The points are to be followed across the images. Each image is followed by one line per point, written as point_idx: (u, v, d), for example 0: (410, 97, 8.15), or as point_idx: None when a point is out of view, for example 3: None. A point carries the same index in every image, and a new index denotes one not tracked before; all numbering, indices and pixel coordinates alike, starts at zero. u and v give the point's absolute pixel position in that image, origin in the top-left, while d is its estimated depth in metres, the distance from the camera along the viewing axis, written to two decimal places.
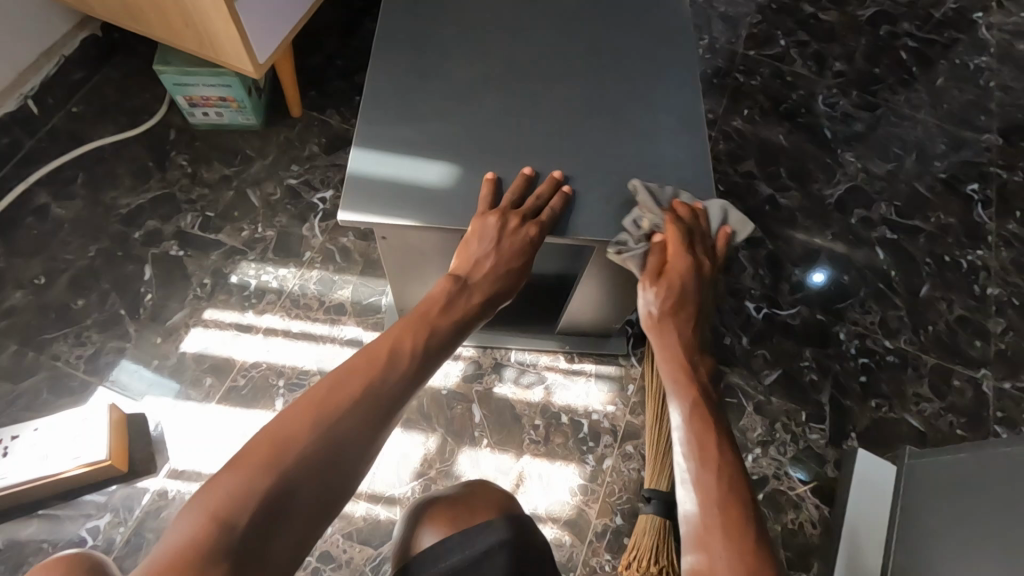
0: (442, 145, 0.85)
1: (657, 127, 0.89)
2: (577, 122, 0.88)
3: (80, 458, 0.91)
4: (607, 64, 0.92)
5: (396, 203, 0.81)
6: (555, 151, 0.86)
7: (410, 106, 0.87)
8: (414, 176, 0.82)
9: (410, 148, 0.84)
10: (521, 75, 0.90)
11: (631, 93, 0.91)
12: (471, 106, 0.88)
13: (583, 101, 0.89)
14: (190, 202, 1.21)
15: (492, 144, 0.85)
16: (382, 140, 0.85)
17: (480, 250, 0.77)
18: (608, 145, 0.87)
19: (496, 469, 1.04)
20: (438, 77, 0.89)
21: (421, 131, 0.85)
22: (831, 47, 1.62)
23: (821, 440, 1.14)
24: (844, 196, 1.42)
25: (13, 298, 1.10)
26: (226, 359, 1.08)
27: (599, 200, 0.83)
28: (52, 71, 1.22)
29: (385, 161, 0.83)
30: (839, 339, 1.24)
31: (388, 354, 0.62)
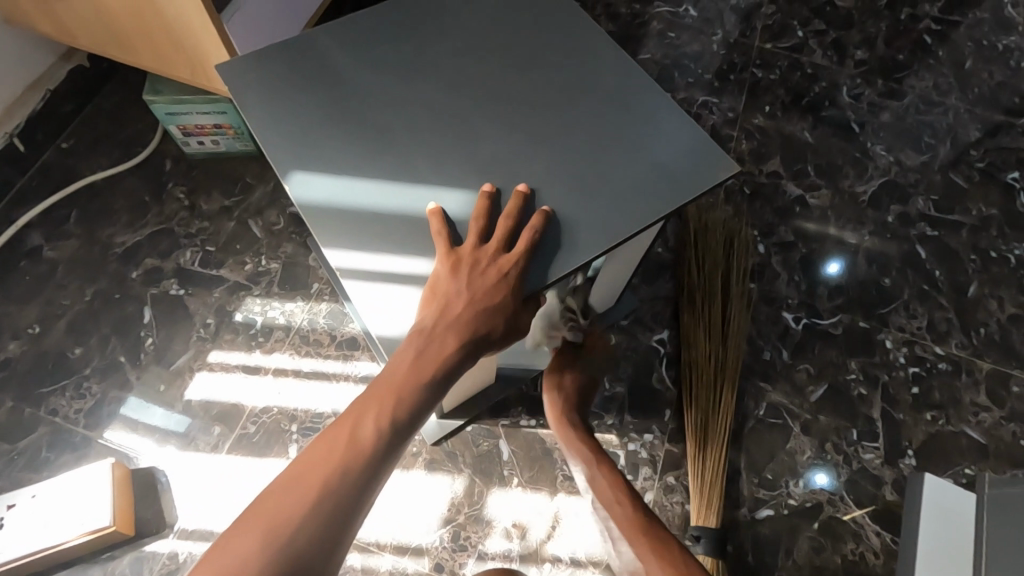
0: (397, 169, 0.71)
1: (656, 166, 0.73)
2: (560, 149, 0.73)
3: (84, 525, 0.84)
4: (609, 84, 0.78)
5: (331, 234, 0.68)
6: (528, 180, 0.71)
7: (340, 106, 0.75)
8: (310, 168, 0.71)
9: (318, 146, 0.72)
10: (501, 93, 0.77)
11: (632, 121, 0.76)
12: (422, 113, 0.75)
13: (572, 123, 0.75)
14: (190, 236, 1.14)
15: (453, 173, 0.71)
16: (325, 155, 0.72)
17: (430, 306, 0.66)
18: (595, 180, 0.72)
19: (531, 510, 0.97)
20: (403, 92, 0.76)
21: (373, 151, 0.72)
22: (850, 34, 1.54)
23: (876, 460, 1.05)
24: (878, 192, 1.33)
25: (8, 349, 1.04)
26: (233, 405, 1.01)
27: (567, 244, 0.68)
28: (39, 105, 1.16)
29: (325, 181, 0.70)
30: (885, 347, 1.16)
31: (348, 442, 0.61)
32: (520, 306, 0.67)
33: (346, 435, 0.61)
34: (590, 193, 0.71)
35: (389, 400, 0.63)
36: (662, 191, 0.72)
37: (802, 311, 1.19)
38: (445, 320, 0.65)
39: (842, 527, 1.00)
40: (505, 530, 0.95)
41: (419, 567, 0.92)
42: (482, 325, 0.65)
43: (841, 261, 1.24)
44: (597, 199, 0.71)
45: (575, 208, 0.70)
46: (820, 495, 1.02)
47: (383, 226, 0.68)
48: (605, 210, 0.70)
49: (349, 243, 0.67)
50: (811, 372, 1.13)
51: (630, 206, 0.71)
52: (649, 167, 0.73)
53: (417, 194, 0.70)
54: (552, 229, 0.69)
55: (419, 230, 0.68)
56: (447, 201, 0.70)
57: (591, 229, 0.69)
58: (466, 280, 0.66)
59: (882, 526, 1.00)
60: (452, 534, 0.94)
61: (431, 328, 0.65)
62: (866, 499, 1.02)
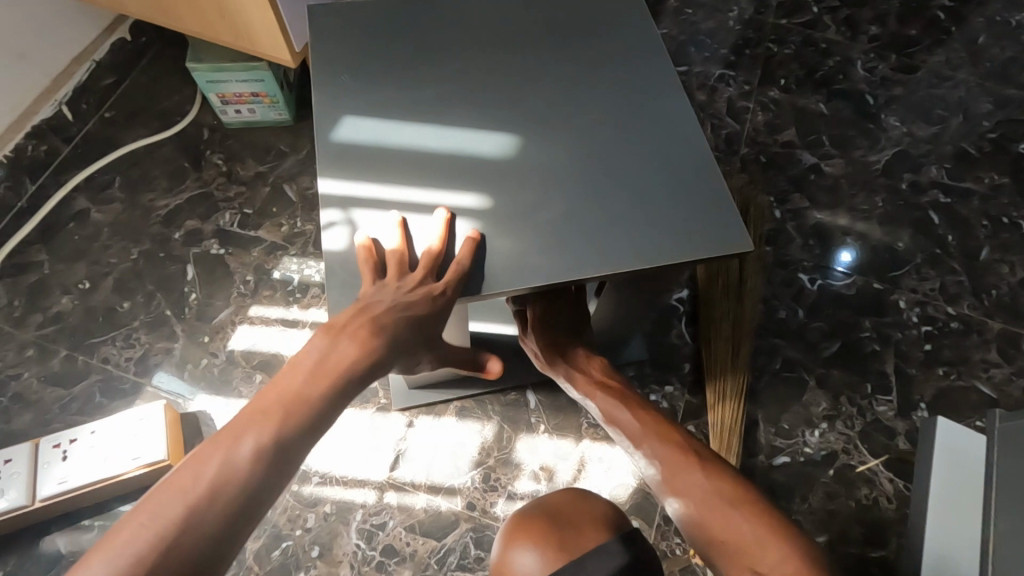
0: (440, 116, 0.74)
1: (684, 136, 0.74)
2: (596, 104, 0.76)
3: (140, 458, 0.89)
4: (647, 48, 0.80)
5: (373, 173, 0.70)
6: (540, 144, 0.73)
7: (368, 65, 0.77)
8: (333, 115, 0.73)
9: (341, 97, 0.74)
10: (542, 52, 0.79)
11: (665, 90, 0.77)
12: (443, 78, 0.76)
13: (597, 87, 0.77)
14: (227, 200, 1.20)
15: (487, 126, 0.73)
16: (370, 102, 0.74)
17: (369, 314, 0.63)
18: (630, 134, 0.74)
19: (556, 454, 1.01)
20: (435, 57, 0.78)
21: (416, 101, 0.75)
22: (863, 11, 1.57)
23: (890, 412, 1.09)
24: (890, 161, 1.37)
25: (59, 303, 1.09)
26: (274, 356, 1.06)
27: (599, 194, 0.70)
28: (84, 76, 1.20)
29: (372, 125, 0.73)
30: (898, 308, 1.19)
31: (251, 423, 0.53)
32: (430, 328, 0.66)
33: (249, 409, 0.55)
34: (625, 146, 0.73)
35: (332, 381, 0.59)
36: (694, 147, 0.74)
37: (817, 273, 1.23)
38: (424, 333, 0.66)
39: (855, 475, 1.04)
40: (533, 472, 1.00)
41: (451, 505, 0.96)
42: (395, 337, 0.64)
43: (853, 251, 1.25)
44: (632, 151, 0.73)
45: (592, 166, 0.72)
46: (835, 445, 1.06)
47: (427, 167, 0.70)
48: (639, 160, 0.73)
49: (364, 180, 0.70)
50: (825, 330, 1.17)
51: (664, 161, 0.73)
52: (664, 146, 0.74)
53: (430, 145, 0.72)
54: (590, 177, 0.71)
55: (444, 175, 0.70)
56: (488, 144, 0.72)
57: (626, 180, 0.71)
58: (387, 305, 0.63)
59: (895, 474, 1.04)
60: (483, 476, 0.99)
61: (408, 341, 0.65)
62: (880, 449, 1.06)
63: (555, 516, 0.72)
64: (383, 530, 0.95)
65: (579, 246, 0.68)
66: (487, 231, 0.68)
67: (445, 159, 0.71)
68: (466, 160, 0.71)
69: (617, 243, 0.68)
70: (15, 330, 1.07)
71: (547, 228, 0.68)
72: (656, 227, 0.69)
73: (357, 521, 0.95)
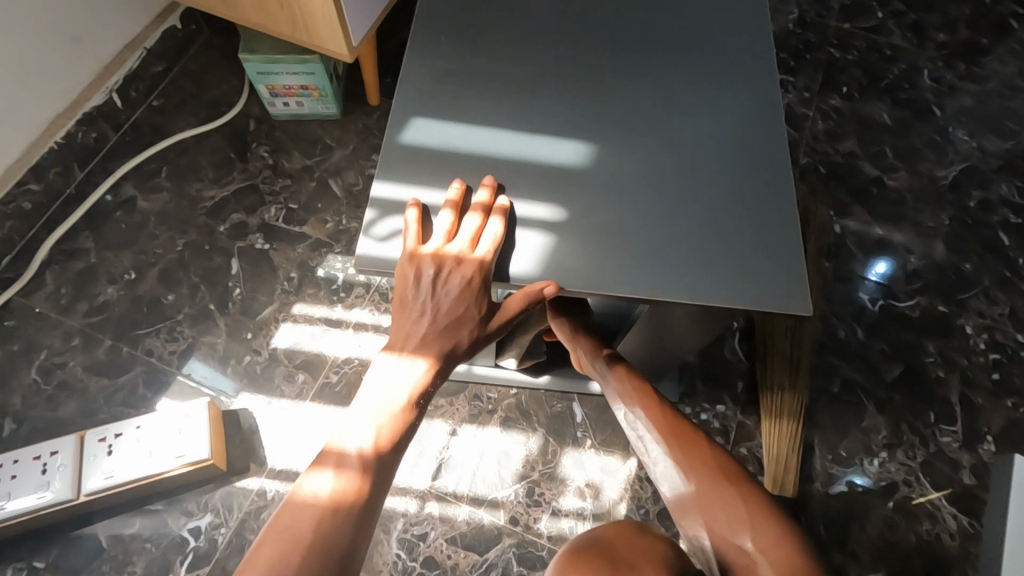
0: (512, 121, 0.70)
1: (767, 158, 0.71)
2: (677, 116, 0.72)
3: (183, 456, 0.88)
4: (731, 65, 0.77)
5: (444, 178, 0.67)
6: (615, 154, 0.69)
7: (440, 66, 0.74)
8: (403, 116, 0.70)
9: (411, 97, 0.72)
10: (622, 62, 0.76)
11: (748, 108, 0.74)
12: (516, 83, 0.73)
13: (680, 100, 0.73)
14: (273, 194, 1.18)
15: (561, 135, 0.70)
16: (440, 103, 0.71)
17: (417, 305, 0.62)
18: (707, 146, 0.71)
19: (602, 471, 0.98)
20: (509, 61, 0.75)
21: (487, 104, 0.71)
22: (931, 16, 1.50)
23: (954, 444, 1.04)
24: (958, 176, 1.30)
25: (106, 292, 1.09)
26: (317, 355, 1.05)
27: (677, 209, 0.67)
28: (134, 65, 1.18)
29: (442, 128, 0.70)
30: (964, 332, 1.13)
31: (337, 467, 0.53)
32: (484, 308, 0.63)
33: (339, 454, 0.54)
34: (703, 159, 0.70)
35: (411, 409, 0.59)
36: (775, 162, 0.70)
37: (878, 292, 1.17)
38: (474, 334, 0.63)
39: (917, 508, 0.99)
40: (578, 489, 0.96)
41: (494, 519, 0.94)
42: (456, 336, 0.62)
43: (888, 261, 1.20)
44: (709, 164, 0.70)
45: (670, 180, 0.68)
46: (895, 475, 1.01)
47: (498, 172, 0.67)
48: (718, 173, 0.69)
49: (430, 183, 0.66)
50: (887, 353, 1.11)
51: (744, 179, 0.69)
52: (746, 166, 0.70)
53: (500, 151, 0.68)
54: (669, 189, 0.68)
55: (516, 182, 0.67)
56: (562, 151, 0.69)
57: (712, 197, 0.68)
58: (430, 293, 0.62)
59: (960, 509, 0.99)
60: (527, 489, 0.96)
61: (462, 348, 0.63)
62: (943, 482, 1.01)
63: (616, 554, 0.62)
64: (424, 541, 0.92)
65: (661, 261, 0.64)
66: (563, 242, 0.64)
67: (515, 166, 0.68)
68: (538, 169, 0.68)
69: (693, 262, 0.64)
70: (62, 317, 1.06)
71: (626, 242, 0.65)
72: (740, 244, 0.65)
73: (398, 530, 0.93)
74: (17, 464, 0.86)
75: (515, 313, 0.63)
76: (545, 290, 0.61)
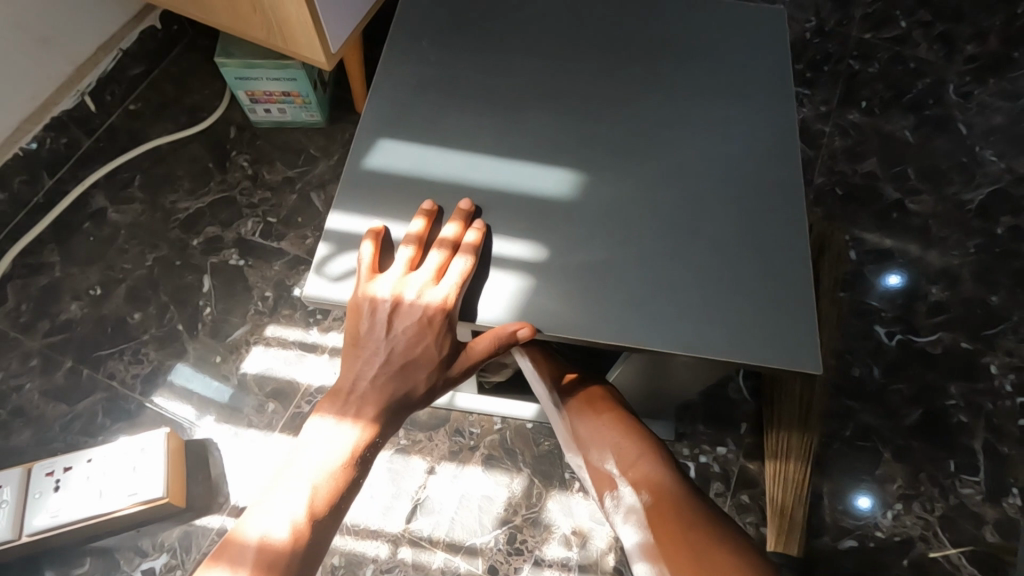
0: (491, 144, 0.63)
1: (778, 191, 0.63)
2: (678, 141, 0.65)
3: (136, 495, 0.82)
4: (741, 82, 0.69)
5: (412, 207, 0.60)
6: (606, 183, 0.62)
7: (417, 80, 0.67)
8: (371, 135, 0.63)
9: (381, 115, 0.64)
10: (618, 79, 0.68)
11: (760, 132, 0.66)
12: (501, 101, 0.66)
13: (681, 123, 0.66)
14: (252, 206, 1.12)
15: (547, 160, 0.62)
16: (412, 123, 0.64)
17: (369, 347, 0.55)
18: (710, 176, 0.63)
19: (591, 518, 0.90)
20: (492, 77, 0.67)
21: (465, 124, 0.64)
22: (959, 27, 1.40)
23: (977, 497, 0.95)
24: (987, 201, 1.21)
25: (70, 309, 1.03)
26: (289, 383, 0.98)
27: (674, 248, 0.59)
28: (110, 66, 1.13)
29: (412, 151, 0.62)
30: (990, 373, 1.05)
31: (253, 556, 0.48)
32: (446, 353, 0.56)
33: (260, 532, 0.49)
34: (704, 191, 0.62)
35: (351, 469, 0.53)
36: (788, 196, 0.62)
37: (897, 327, 1.08)
38: (434, 377, 0.56)
39: (934, 568, 0.91)
40: (564, 537, 0.89)
41: (471, 568, 0.87)
42: (408, 385, 0.55)
43: (907, 291, 1.11)
44: (711, 196, 0.62)
45: (667, 214, 0.61)
46: (911, 530, 0.93)
47: (472, 202, 0.60)
48: (721, 208, 0.61)
49: (396, 213, 0.59)
50: (905, 395, 1.03)
51: (750, 215, 0.61)
52: (754, 199, 0.62)
53: (477, 177, 0.61)
54: (667, 225, 0.60)
55: (492, 213, 0.60)
56: (546, 180, 0.61)
57: (715, 233, 0.60)
58: (384, 331, 0.55)
59: (982, 571, 0.91)
60: (509, 536, 0.89)
61: (420, 394, 0.56)
62: (964, 539, 0.93)
63: None
64: None
65: (652, 309, 0.56)
66: (542, 285, 0.57)
67: (493, 195, 0.60)
68: (518, 198, 0.60)
69: (689, 308, 0.57)
70: (22, 336, 1.01)
71: (614, 285, 0.57)
72: (744, 291, 0.57)
73: None
74: None
75: (479, 356, 0.56)
76: (517, 332, 0.54)
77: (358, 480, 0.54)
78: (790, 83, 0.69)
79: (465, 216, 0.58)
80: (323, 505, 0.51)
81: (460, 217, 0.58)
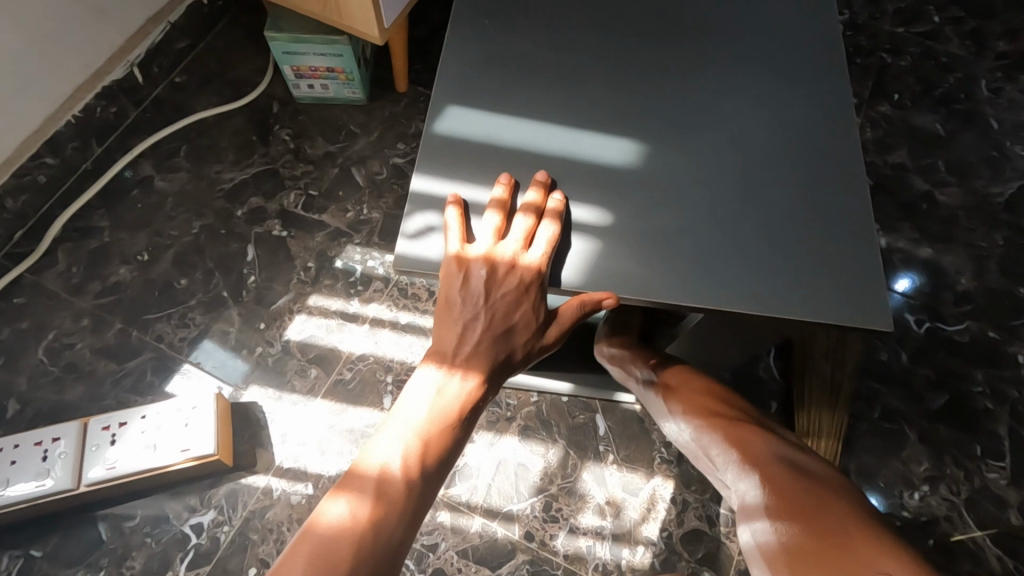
0: (559, 113, 0.65)
1: (834, 165, 0.64)
2: (736, 115, 0.66)
3: (189, 451, 0.84)
4: (796, 61, 0.70)
5: (483, 172, 0.62)
6: (668, 154, 0.64)
7: (483, 52, 0.69)
8: (442, 103, 0.65)
9: (451, 84, 0.67)
10: (677, 54, 0.70)
11: (817, 107, 0.67)
12: (563, 72, 0.68)
13: (738, 98, 0.67)
14: (293, 179, 1.14)
15: (610, 130, 0.65)
16: (480, 91, 0.66)
17: (468, 311, 0.57)
18: (770, 149, 0.65)
19: (624, 488, 0.93)
20: (554, 50, 0.69)
21: (533, 94, 0.66)
22: (992, 24, 1.42)
23: (1001, 481, 0.97)
24: (1016, 195, 1.22)
25: (118, 273, 1.05)
26: (331, 350, 1.00)
27: (734, 217, 0.61)
28: (158, 38, 1.14)
29: (482, 119, 0.64)
30: (1016, 362, 1.06)
31: (373, 489, 0.50)
32: (542, 316, 0.58)
33: (376, 468, 0.51)
34: (763, 162, 0.64)
35: (457, 422, 0.55)
36: (843, 170, 0.64)
37: (925, 315, 1.10)
38: (530, 344, 0.59)
39: (958, 547, 0.93)
40: (598, 506, 0.91)
41: (509, 533, 0.89)
42: (508, 347, 0.58)
43: (935, 282, 1.13)
44: (770, 168, 0.64)
45: (726, 184, 0.63)
46: (936, 510, 0.95)
47: (542, 167, 0.62)
48: (780, 181, 0.63)
49: (468, 177, 0.62)
50: (933, 380, 1.04)
51: (807, 187, 0.63)
52: (811, 172, 0.64)
53: (544, 145, 0.63)
54: (726, 194, 0.62)
55: (560, 179, 0.62)
56: (612, 148, 0.63)
57: (773, 204, 0.62)
58: (482, 297, 0.57)
59: (1005, 551, 0.93)
60: (545, 504, 0.91)
61: (516, 359, 0.59)
62: (988, 521, 0.95)
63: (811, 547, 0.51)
64: (434, 552, 0.88)
65: (717, 273, 0.58)
66: (611, 248, 0.59)
67: (561, 163, 0.62)
68: (584, 165, 0.62)
69: (750, 272, 0.59)
70: (72, 297, 1.03)
71: (679, 251, 0.59)
72: (805, 258, 0.60)
73: None
74: (17, 449, 0.83)
75: (572, 323, 0.59)
76: (604, 301, 0.56)
77: (463, 429, 0.56)
78: (844, 61, 0.71)
79: (545, 188, 0.60)
80: (433, 452, 0.53)
81: (538, 189, 0.60)
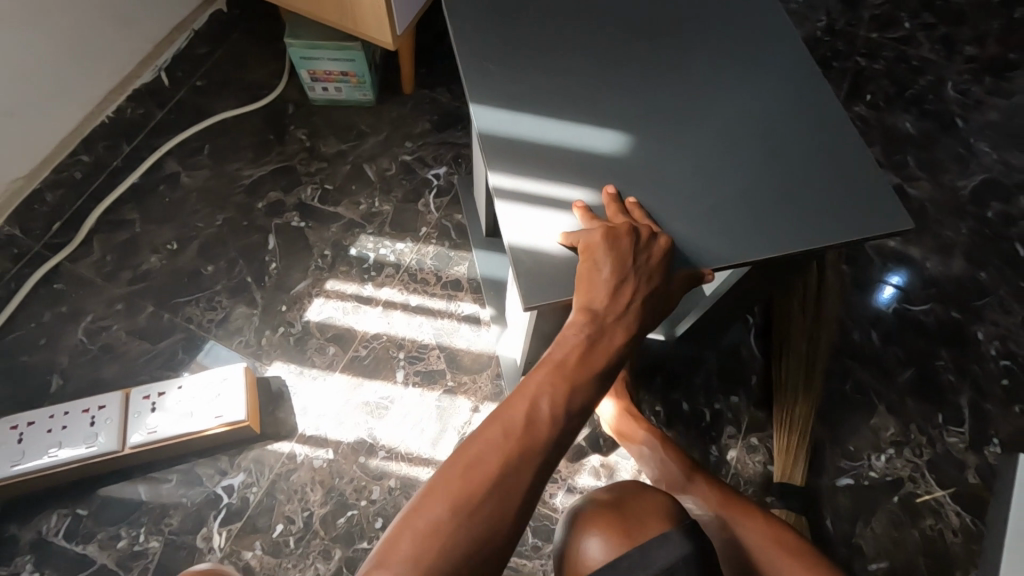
0: (569, 111, 0.74)
1: (803, 154, 0.74)
2: (720, 110, 0.76)
3: (222, 417, 0.93)
4: (771, 63, 0.80)
5: (504, 160, 0.71)
6: (661, 145, 0.73)
7: (497, 56, 0.78)
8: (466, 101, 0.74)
9: (472, 84, 0.76)
10: (668, 57, 0.79)
11: (789, 104, 0.77)
12: (569, 73, 0.77)
13: (721, 96, 0.77)
14: (309, 175, 1.23)
15: (611, 124, 0.74)
16: (498, 92, 0.75)
17: (618, 277, 0.63)
18: (749, 140, 0.74)
19: (617, 453, 1.01)
20: (561, 54, 0.79)
21: (546, 94, 0.75)
22: (960, 30, 1.52)
23: (961, 445, 1.07)
24: (979, 187, 1.32)
25: (149, 261, 1.14)
26: (347, 330, 1.09)
27: (718, 198, 0.71)
28: (182, 45, 1.26)
29: (500, 114, 0.74)
30: (977, 340, 1.16)
31: (526, 422, 0.55)
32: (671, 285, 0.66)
33: (526, 411, 0.56)
34: (743, 152, 0.74)
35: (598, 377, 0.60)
36: (811, 158, 0.74)
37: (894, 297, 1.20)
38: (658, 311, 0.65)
39: (920, 503, 1.02)
40: (594, 468, 1.00)
41: None
42: (645, 315, 0.64)
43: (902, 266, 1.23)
44: (749, 157, 0.73)
45: (711, 170, 0.72)
46: (901, 471, 1.04)
47: (553, 156, 0.72)
48: (757, 168, 0.73)
49: (492, 165, 0.71)
50: (900, 356, 1.14)
51: (781, 173, 0.73)
52: (785, 160, 0.73)
53: (554, 137, 0.73)
54: (711, 179, 0.72)
55: (569, 167, 0.71)
56: (612, 140, 0.73)
57: (752, 187, 0.72)
58: (629, 261, 0.64)
59: (964, 507, 1.02)
60: None
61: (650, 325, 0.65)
62: (948, 481, 1.04)
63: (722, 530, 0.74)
64: None
65: (704, 245, 0.68)
66: None
67: (569, 152, 0.72)
68: (588, 155, 0.72)
69: (733, 245, 0.68)
70: (106, 283, 1.12)
71: (671, 227, 0.69)
72: (788, 235, 0.69)
73: None
74: (66, 416, 0.92)
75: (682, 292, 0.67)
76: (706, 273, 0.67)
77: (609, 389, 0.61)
78: (810, 63, 0.80)
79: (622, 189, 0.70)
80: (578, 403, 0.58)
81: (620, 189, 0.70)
